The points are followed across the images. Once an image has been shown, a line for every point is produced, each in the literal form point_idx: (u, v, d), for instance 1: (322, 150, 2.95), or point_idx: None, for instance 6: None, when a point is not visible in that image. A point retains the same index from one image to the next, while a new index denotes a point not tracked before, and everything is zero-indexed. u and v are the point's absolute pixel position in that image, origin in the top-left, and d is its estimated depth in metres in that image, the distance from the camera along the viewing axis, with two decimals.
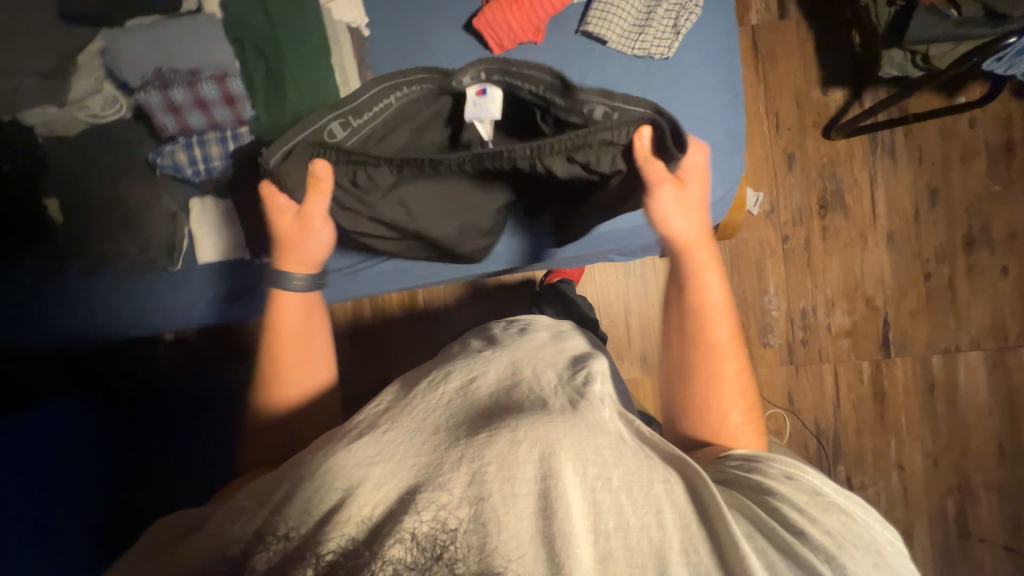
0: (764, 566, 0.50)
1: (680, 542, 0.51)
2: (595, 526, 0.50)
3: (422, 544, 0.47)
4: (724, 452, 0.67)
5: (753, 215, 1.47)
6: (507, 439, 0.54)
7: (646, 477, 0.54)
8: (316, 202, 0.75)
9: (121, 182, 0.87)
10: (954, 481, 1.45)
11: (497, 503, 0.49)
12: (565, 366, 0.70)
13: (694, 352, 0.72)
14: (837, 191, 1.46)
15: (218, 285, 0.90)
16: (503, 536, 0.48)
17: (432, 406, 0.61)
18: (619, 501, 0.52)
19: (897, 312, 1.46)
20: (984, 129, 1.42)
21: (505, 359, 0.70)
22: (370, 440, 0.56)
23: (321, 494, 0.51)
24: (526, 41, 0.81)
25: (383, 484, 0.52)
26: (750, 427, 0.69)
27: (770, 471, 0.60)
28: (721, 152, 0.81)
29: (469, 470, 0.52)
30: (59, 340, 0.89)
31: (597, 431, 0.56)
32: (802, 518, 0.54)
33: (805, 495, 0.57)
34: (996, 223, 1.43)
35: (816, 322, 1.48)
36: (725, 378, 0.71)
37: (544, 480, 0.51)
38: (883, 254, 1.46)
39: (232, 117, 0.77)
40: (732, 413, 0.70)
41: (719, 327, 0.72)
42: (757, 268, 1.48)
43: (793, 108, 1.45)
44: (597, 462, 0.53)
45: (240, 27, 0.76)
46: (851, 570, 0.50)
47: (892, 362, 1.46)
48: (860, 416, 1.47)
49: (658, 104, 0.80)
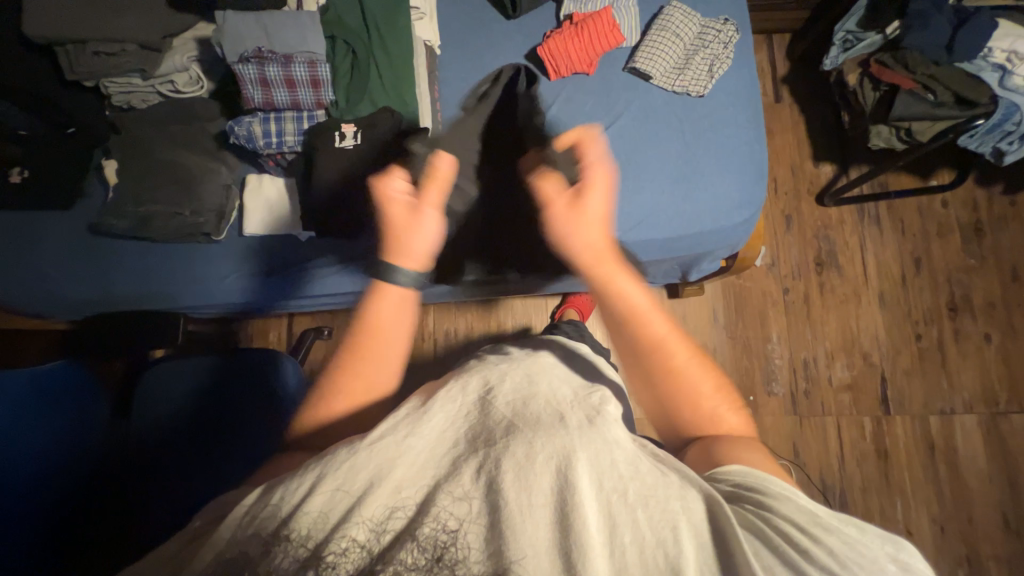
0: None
1: (696, 561, 0.42)
2: (610, 539, 0.42)
3: (422, 545, 0.41)
4: (716, 468, 0.54)
5: (756, 267, 1.56)
6: (524, 449, 0.47)
7: (661, 492, 0.46)
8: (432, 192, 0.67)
9: (181, 151, 0.91)
10: (964, 552, 1.41)
11: (514, 514, 0.42)
12: (579, 384, 0.61)
13: (643, 366, 0.61)
14: (831, 251, 1.59)
15: (249, 257, 0.93)
16: (517, 552, 0.40)
17: (452, 410, 0.53)
18: (636, 516, 0.44)
19: (893, 369, 1.52)
20: (955, 209, 1.60)
21: (520, 367, 0.60)
22: (387, 438, 0.48)
23: (335, 494, 0.44)
24: (580, 71, 0.95)
25: (403, 488, 0.45)
26: (725, 399, 0.62)
27: (768, 488, 0.49)
28: (747, 178, 0.92)
29: (485, 476, 0.45)
30: (85, 292, 0.93)
31: (613, 445, 0.49)
32: (805, 537, 0.43)
33: (804, 514, 0.45)
34: (975, 292, 1.56)
35: (817, 373, 1.51)
36: (683, 374, 0.61)
37: (560, 492, 0.44)
38: (875, 313, 1.55)
39: (313, 100, 0.84)
40: (708, 400, 0.62)
41: (649, 327, 0.60)
42: (759, 317, 1.54)
43: (788, 175, 1.62)
44: (613, 476, 0.46)
45: (336, 24, 0.85)
46: None
47: (892, 420, 1.49)
48: (865, 474, 1.46)
49: (691, 133, 0.93)
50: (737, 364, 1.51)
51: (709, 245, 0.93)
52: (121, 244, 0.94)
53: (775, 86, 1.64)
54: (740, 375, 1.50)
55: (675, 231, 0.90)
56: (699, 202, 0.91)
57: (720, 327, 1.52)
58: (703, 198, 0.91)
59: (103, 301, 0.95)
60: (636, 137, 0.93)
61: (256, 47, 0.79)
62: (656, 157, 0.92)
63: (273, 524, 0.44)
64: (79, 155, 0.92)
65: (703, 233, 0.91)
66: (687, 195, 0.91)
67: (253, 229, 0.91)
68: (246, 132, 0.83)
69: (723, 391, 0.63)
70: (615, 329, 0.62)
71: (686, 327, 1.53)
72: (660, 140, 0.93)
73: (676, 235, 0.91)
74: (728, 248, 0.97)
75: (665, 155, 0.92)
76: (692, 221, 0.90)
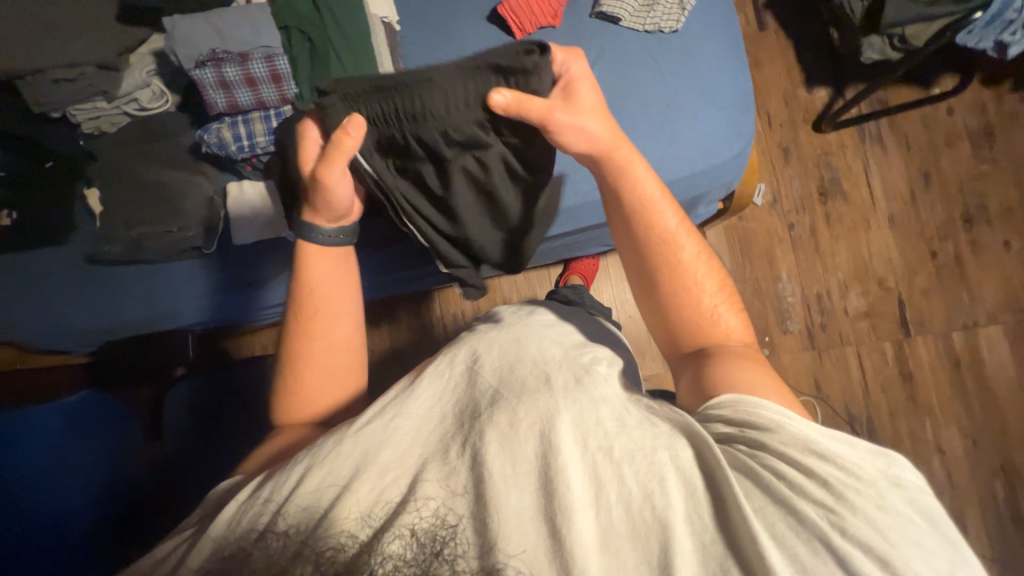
0: (763, 528, 0.40)
1: (684, 509, 0.42)
2: (596, 499, 0.43)
3: (420, 539, 0.40)
4: (707, 403, 0.53)
5: (757, 206, 1.52)
6: (507, 417, 0.47)
7: (647, 444, 0.45)
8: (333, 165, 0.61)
9: (158, 169, 0.89)
10: (999, 462, 1.40)
11: (499, 485, 0.43)
12: (571, 343, 0.60)
13: (655, 261, 0.65)
14: (834, 178, 1.53)
15: (218, 263, 0.98)
16: (502, 523, 0.41)
17: (440, 385, 0.54)
18: (621, 473, 0.44)
19: (910, 291, 1.48)
20: (962, 115, 1.52)
21: (509, 332, 0.60)
22: (374, 423, 0.49)
23: (325, 485, 0.44)
24: (546, 24, 0.92)
25: (390, 470, 0.45)
26: (727, 303, 0.65)
27: (763, 420, 0.47)
28: (734, 110, 0.89)
29: (470, 450, 0.45)
30: (95, 322, 0.97)
31: (599, 403, 0.49)
32: (798, 473, 0.43)
33: (797, 446, 0.44)
34: (990, 200, 1.50)
35: (832, 305, 1.49)
36: (688, 265, 0.65)
37: (544, 456, 0.44)
38: (887, 236, 1.51)
39: (278, 95, 0.82)
40: (713, 298, 0.64)
41: (660, 220, 0.65)
42: (767, 256, 1.50)
43: (782, 106, 1.55)
44: (599, 434, 0.46)
45: (286, 11, 0.82)
46: (851, 524, 0.39)
47: (913, 342, 1.46)
48: (891, 399, 1.44)
49: (670, 72, 0.89)
50: (749, 307, 1.49)
51: (702, 186, 0.91)
52: (116, 272, 0.96)
53: (759, 12, 1.56)
54: (754, 318, 1.48)
55: (667, 177, 0.87)
56: (688, 143, 0.87)
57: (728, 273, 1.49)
58: (692, 139, 0.87)
59: (111, 329, 0.98)
60: (614, 84, 0.89)
61: (210, 49, 0.78)
62: (638, 103, 0.89)
63: (260, 526, 0.43)
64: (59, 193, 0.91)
65: (695, 175, 0.88)
66: (672, 137, 0.87)
67: (240, 237, 0.93)
68: (217, 139, 0.82)
69: (724, 291, 0.66)
70: (625, 224, 0.66)
71: None
72: (640, 84, 0.89)
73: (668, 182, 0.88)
74: (725, 185, 0.94)
75: (648, 100, 0.89)
76: (686, 164, 0.87)
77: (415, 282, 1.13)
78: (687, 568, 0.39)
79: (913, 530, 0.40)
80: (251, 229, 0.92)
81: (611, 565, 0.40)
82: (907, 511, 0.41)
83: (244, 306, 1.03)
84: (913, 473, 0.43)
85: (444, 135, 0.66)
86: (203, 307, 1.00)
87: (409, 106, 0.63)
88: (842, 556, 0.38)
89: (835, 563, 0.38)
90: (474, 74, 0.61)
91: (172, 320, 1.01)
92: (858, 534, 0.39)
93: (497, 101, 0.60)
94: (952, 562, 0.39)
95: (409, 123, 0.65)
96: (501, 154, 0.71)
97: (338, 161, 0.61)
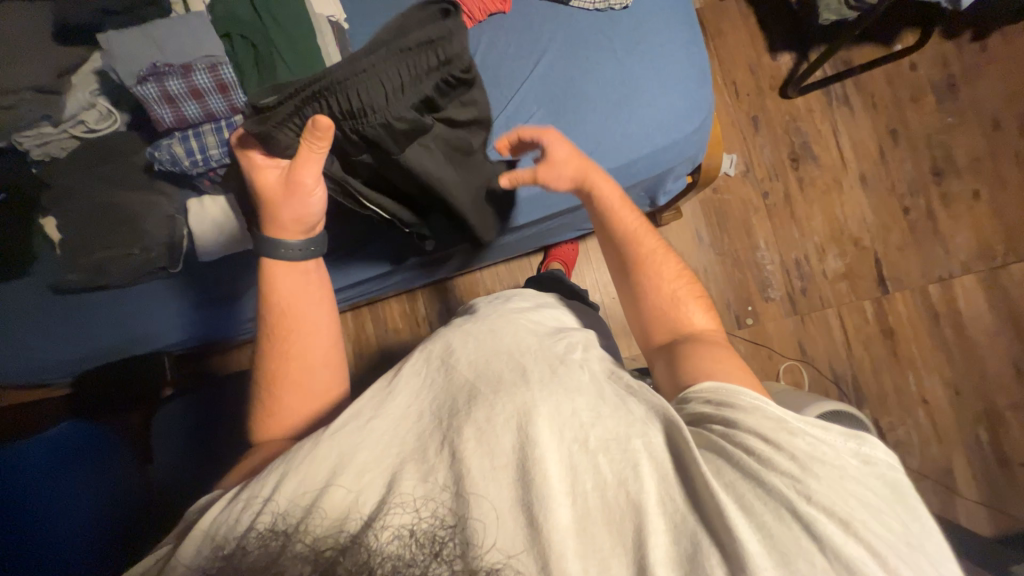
0: (731, 500, 0.42)
1: (658, 493, 0.43)
2: (572, 487, 0.44)
3: (420, 539, 0.41)
4: (685, 389, 0.54)
5: (731, 177, 1.52)
6: (484, 412, 0.47)
7: (622, 432, 0.46)
8: (307, 171, 0.63)
9: (112, 189, 0.86)
10: (981, 408, 1.44)
11: (478, 481, 0.43)
12: (546, 332, 0.61)
13: (620, 252, 0.70)
14: (804, 143, 1.54)
15: (187, 282, 0.98)
16: (482, 517, 0.42)
17: (416, 383, 0.53)
18: (597, 462, 0.45)
19: (886, 249, 1.50)
20: (925, 70, 1.53)
21: (484, 324, 0.60)
22: (349, 425, 0.48)
23: (301, 489, 0.44)
24: (496, 11, 0.90)
25: (369, 470, 0.45)
26: (694, 297, 0.65)
27: (739, 401, 0.48)
28: (691, 82, 0.88)
29: (448, 448, 0.46)
30: (66, 352, 0.95)
31: (575, 393, 0.49)
32: (767, 447, 0.44)
33: (769, 422, 0.45)
34: (957, 152, 1.51)
35: (811, 269, 1.50)
36: (652, 258, 0.68)
37: (522, 449, 0.45)
38: (860, 196, 1.52)
39: (226, 105, 0.80)
40: (678, 290, 0.66)
41: (625, 218, 0.71)
42: (744, 226, 1.51)
43: (748, 74, 1.55)
44: (574, 425, 0.47)
45: (229, 19, 0.80)
46: (814, 493, 0.41)
47: (892, 298, 1.49)
48: (874, 355, 1.47)
49: (624, 49, 0.88)
50: (730, 278, 1.50)
51: (665, 162, 0.91)
52: (86, 298, 0.95)
53: None
54: (735, 288, 1.50)
55: (628, 157, 0.87)
56: (648, 120, 0.87)
57: (707, 246, 1.50)
58: (651, 115, 0.87)
59: (83, 357, 0.96)
60: (569, 67, 0.88)
61: (151, 62, 0.76)
62: (595, 83, 0.88)
63: (236, 530, 0.43)
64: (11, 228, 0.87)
65: (657, 152, 0.88)
66: (631, 116, 0.87)
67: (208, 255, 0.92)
68: (169, 155, 0.80)
69: (685, 277, 0.67)
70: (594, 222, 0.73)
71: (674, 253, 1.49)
72: (596, 64, 0.88)
73: (630, 161, 0.88)
74: (690, 158, 0.93)
75: (605, 80, 0.88)
76: (646, 141, 0.87)
77: (386, 284, 1.13)
78: (659, 546, 0.41)
79: (871, 500, 0.41)
80: (219, 246, 0.91)
81: (586, 549, 0.41)
82: (871, 489, 0.42)
83: (219, 323, 1.02)
84: (884, 452, 0.45)
85: (387, 127, 0.63)
86: (177, 328, 0.99)
87: (344, 106, 0.60)
88: (805, 521, 0.40)
89: (800, 528, 0.40)
90: (407, 55, 0.60)
91: (146, 345, 1.00)
92: (821, 499, 0.41)
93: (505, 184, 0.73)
94: (906, 522, 0.41)
95: (348, 121, 0.62)
96: (442, 134, 0.71)
97: (315, 159, 0.62)
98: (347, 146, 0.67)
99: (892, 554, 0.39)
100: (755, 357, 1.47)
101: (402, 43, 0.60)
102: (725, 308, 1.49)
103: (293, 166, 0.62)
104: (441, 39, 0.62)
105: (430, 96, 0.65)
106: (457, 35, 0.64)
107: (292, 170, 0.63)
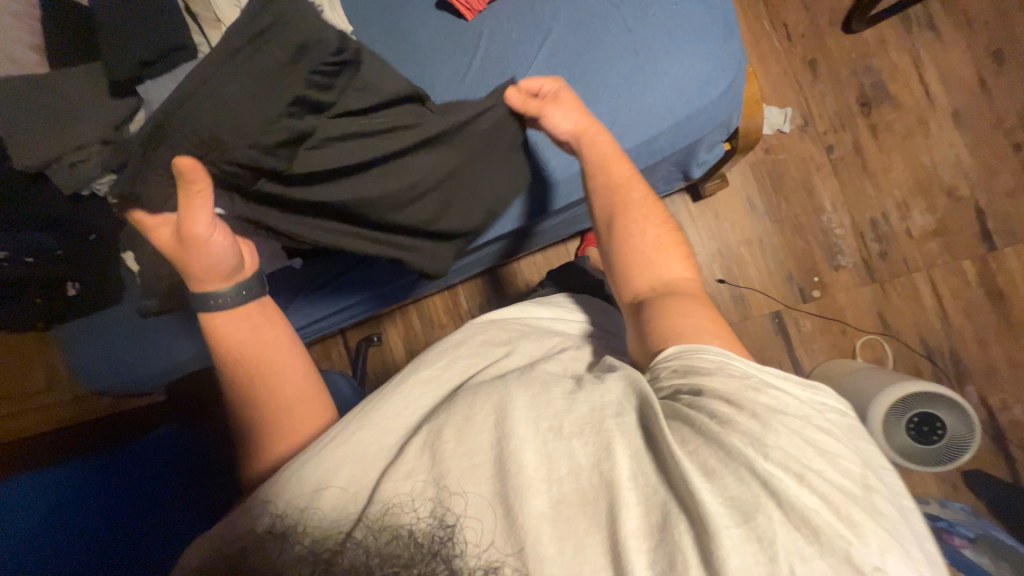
0: (693, 467, 0.40)
1: (630, 467, 0.42)
2: (549, 475, 0.42)
3: (419, 539, 0.42)
4: (656, 359, 0.52)
5: (785, 134, 1.35)
6: (463, 411, 0.47)
7: (595, 415, 0.45)
8: (199, 219, 0.63)
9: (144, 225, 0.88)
10: None
11: (459, 477, 0.44)
12: (540, 334, 0.63)
13: (605, 197, 0.69)
14: (876, 84, 1.33)
15: None
16: (464, 513, 0.42)
17: (402, 387, 0.54)
18: (571, 447, 0.43)
19: (991, 197, 1.27)
20: None
21: (476, 333, 0.62)
22: (336, 434, 0.50)
23: (295, 495, 0.46)
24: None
25: (357, 475, 0.46)
26: (671, 243, 0.65)
27: (703, 364, 0.47)
28: (713, 41, 0.80)
29: (428, 452, 0.45)
30: (146, 368, 1.10)
31: (551, 384, 0.49)
32: (728, 407, 0.43)
33: (734, 382, 0.45)
34: None
35: (891, 229, 1.31)
36: (633, 202, 0.68)
37: (499, 442, 0.44)
38: (952, 137, 1.29)
39: None
40: (654, 233, 0.66)
41: (617, 169, 0.71)
42: (804, 188, 1.34)
43: (801, 13, 1.35)
44: (550, 413, 0.45)
45: None
46: (772, 447, 0.40)
47: (1000, 255, 1.26)
48: (978, 323, 1.26)
49: (633, 15, 0.82)
50: (791, 248, 1.34)
51: (690, 134, 0.83)
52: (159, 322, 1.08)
53: None
54: (797, 259, 1.34)
55: (647, 133, 0.81)
56: (666, 89, 0.80)
57: (761, 214, 1.35)
58: (670, 83, 0.80)
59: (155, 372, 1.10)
60: (574, 45, 0.83)
61: None
62: (604, 57, 0.82)
63: (239, 531, 0.46)
64: (82, 261, 0.97)
65: (680, 123, 0.81)
66: (646, 88, 0.80)
67: None
68: None
69: (667, 225, 0.67)
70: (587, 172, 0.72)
71: (724, 227, 1.36)
72: (603, 36, 0.82)
73: (651, 138, 0.81)
74: (720, 125, 0.85)
75: (614, 52, 0.82)
76: (667, 115, 0.80)
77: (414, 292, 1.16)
78: (631, 520, 0.39)
79: (833, 450, 0.41)
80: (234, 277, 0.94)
81: (561, 533, 0.40)
82: (836, 444, 0.41)
83: None
84: (832, 398, 0.46)
85: (255, 146, 0.61)
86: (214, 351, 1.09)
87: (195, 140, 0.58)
88: (765, 478, 0.38)
89: (760, 486, 0.38)
90: (241, 57, 0.58)
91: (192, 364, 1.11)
92: (777, 453, 0.39)
93: (510, 99, 0.75)
94: (866, 462, 0.41)
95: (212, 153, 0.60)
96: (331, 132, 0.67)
97: (198, 205, 0.62)
98: (226, 178, 0.63)
99: (849, 502, 0.38)
100: (826, 334, 1.31)
101: (221, 46, 0.57)
102: (787, 282, 1.33)
103: (184, 218, 0.62)
104: (266, 26, 0.58)
105: (299, 95, 0.62)
106: (285, 15, 0.58)
107: (183, 224, 0.63)
